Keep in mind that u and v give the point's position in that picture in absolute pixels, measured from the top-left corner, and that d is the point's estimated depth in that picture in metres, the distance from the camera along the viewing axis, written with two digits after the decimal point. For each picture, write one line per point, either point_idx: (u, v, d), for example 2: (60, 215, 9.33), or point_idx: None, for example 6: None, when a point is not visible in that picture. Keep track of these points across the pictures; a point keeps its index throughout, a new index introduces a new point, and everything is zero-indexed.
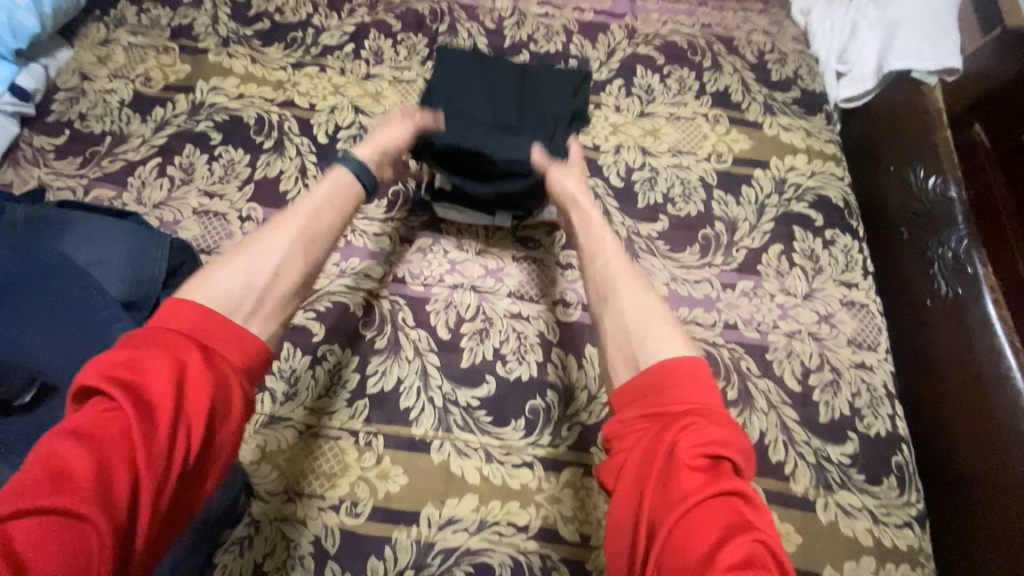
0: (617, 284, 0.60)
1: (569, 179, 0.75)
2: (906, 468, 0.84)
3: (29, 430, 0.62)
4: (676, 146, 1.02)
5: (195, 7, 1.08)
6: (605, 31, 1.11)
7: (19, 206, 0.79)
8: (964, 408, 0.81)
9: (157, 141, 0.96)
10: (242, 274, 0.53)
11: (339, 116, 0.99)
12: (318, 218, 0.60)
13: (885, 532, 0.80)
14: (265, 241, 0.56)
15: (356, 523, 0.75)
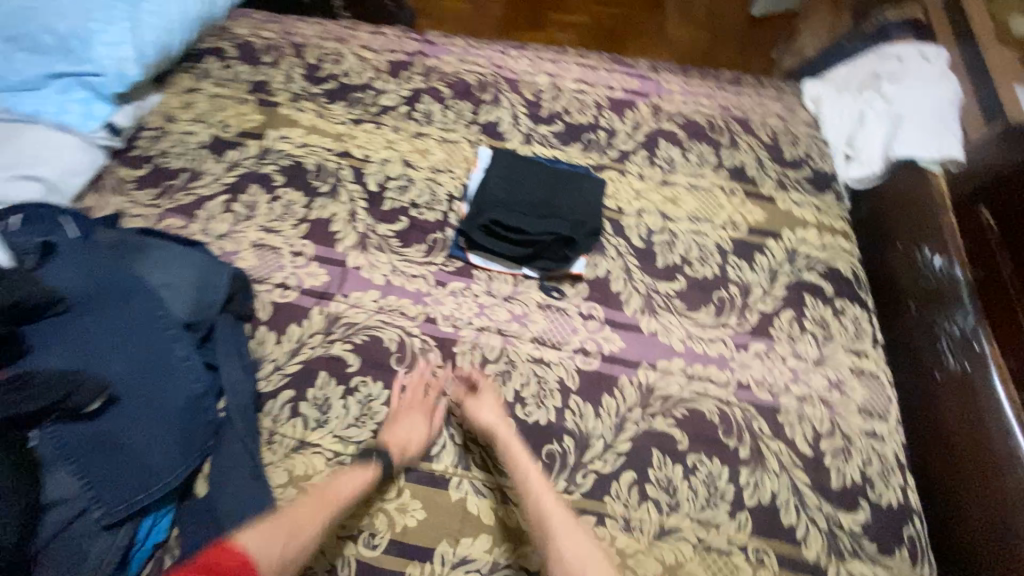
0: (554, 537, 0.75)
1: (488, 410, 0.83)
2: (917, 541, 0.84)
3: (93, 438, 0.70)
4: (694, 213, 1.11)
5: (274, 68, 1.24)
6: (632, 107, 1.24)
7: (106, 227, 0.88)
8: (982, 488, 0.83)
9: (227, 179, 1.06)
10: (275, 547, 0.69)
11: (390, 168, 1.10)
12: (338, 501, 0.75)
13: None
14: (293, 512, 0.73)
15: (373, 556, 0.77)
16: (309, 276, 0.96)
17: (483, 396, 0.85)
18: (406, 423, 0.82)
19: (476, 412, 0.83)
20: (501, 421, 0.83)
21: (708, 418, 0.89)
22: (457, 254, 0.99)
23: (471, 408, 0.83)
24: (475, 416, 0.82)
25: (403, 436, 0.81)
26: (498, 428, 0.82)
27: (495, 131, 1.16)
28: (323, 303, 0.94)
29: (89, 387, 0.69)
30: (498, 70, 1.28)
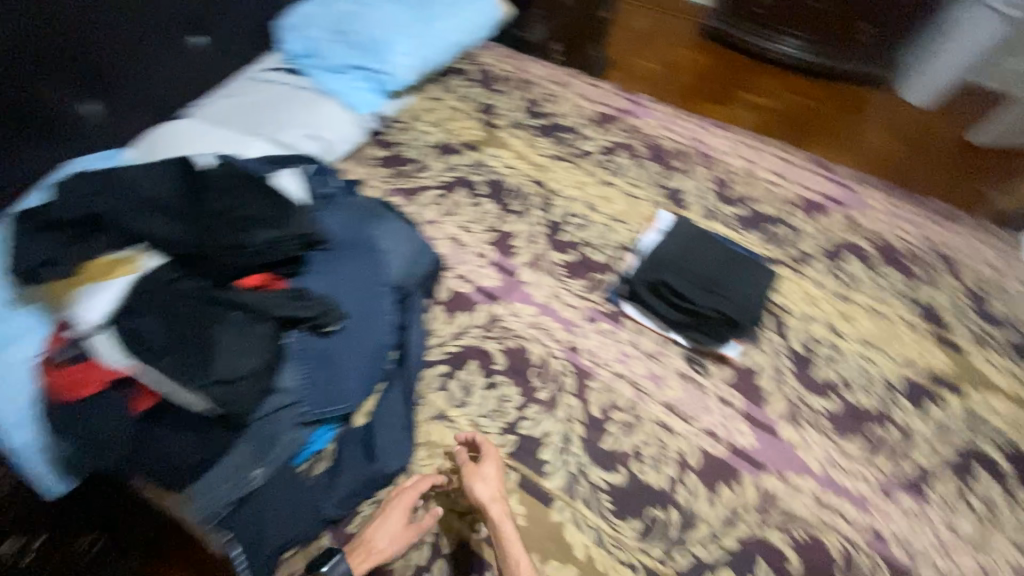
0: None
1: (486, 484, 0.81)
2: None
3: (317, 355, 0.82)
4: (866, 337, 1.06)
5: (503, 97, 1.46)
6: (824, 213, 1.23)
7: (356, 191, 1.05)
8: None
9: (444, 177, 1.27)
10: None
11: (575, 204, 1.21)
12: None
13: None
14: None
15: (471, 538, 0.82)
16: (485, 276, 1.10)
17: (484, 465, 0.83)
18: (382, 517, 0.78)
19: (473, 480, 0.81)
20: (497, 497, 0.81)
21: (829, 553, 0.83)
22: (615, 299, 1.05)
23: (469, 473, 0.82)
24: (470, 487, 0.81)
25: (376, 541, 0.76)
26: (493, 507, 0.80)
27: (679, 198, 1.22)
28: (489, 303, 1.06)
29: (336, 317, 0.82)
30: (696, 143, 1.35)
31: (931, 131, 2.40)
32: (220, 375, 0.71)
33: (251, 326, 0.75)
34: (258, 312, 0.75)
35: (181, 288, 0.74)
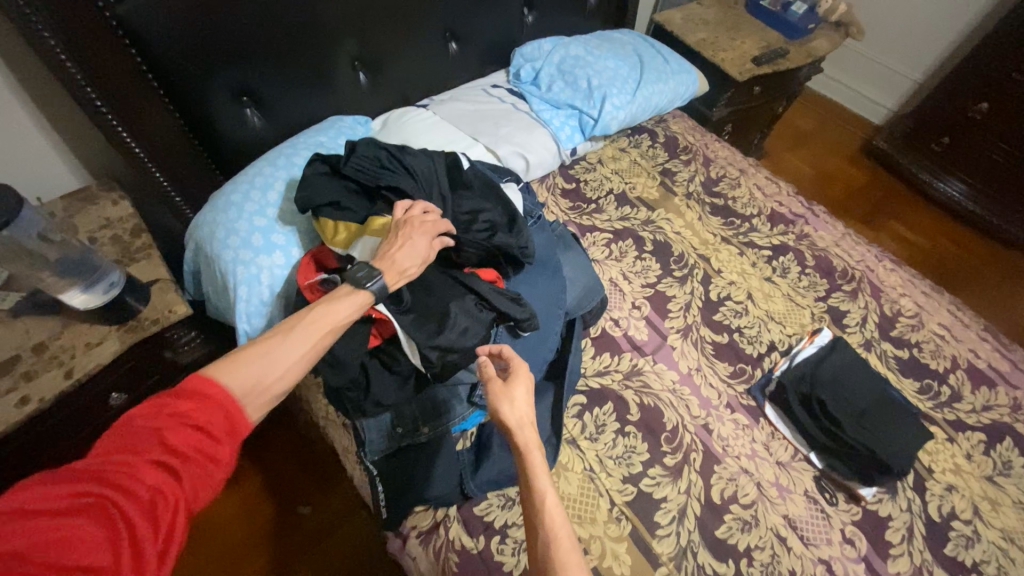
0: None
1: (512, 405, 0.70)
2: None
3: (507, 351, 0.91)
4: (1010, 532, 0.99)
5: (684, 166, 1.53)
6: (990, 385, 1.17)
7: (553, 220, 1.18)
8: None
9: (616, 224, 1.34)
10: (303, 339, 0.67)
11: (734, 290, 1.24)
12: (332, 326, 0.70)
13: None
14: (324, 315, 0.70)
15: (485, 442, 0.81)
16: (637, 328, 1.15)
17: (513, 382, 0.73)
18: (405, 250, 0.80)
19: (500, 400, 0.71)
20: (525, 422, 0.70)
21: None
22: (756, 395, 1.08)
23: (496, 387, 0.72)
24: (496, 406, 0.70)
25: (401, 261, 0.79)
26: (518, 431, 0.69)
27: (839, 320, 1.22)
28: (634, 354, 1.11)
29: (537, 324, 0.88)
30: (868, 271, 1.33)
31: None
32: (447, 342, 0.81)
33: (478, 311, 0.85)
34: (485, 299, 0.85)
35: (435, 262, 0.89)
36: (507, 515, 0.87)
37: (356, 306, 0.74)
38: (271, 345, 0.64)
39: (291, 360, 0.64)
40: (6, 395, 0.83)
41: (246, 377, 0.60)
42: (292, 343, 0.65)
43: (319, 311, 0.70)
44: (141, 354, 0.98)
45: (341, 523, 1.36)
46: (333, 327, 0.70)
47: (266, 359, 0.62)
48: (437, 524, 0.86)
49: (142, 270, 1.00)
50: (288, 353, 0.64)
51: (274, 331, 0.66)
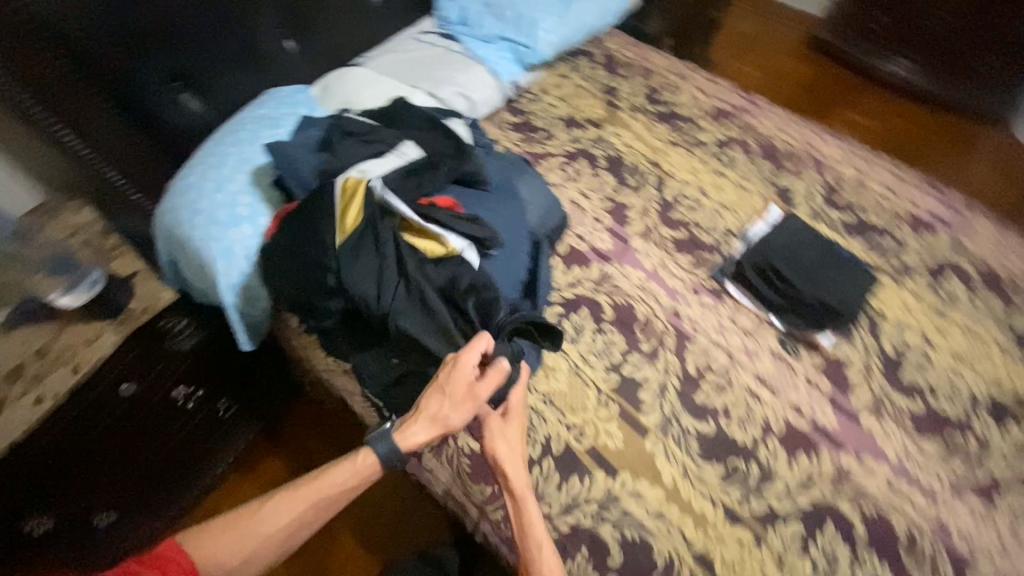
0: None
1: (505, 441, 0.86)
2: None
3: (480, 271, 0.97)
4: (960, 354, 1.08)
5: (626, 81, 1.56)
6: (931, 230, 1.26)
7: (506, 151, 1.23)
8: None
9: (568, 148, 1.38)
10: (292, 507, 0.81)
11: (687, 189, 1.31)
12: (322, 498, 0.82)
13: None
14: (315, 486, 0.82)
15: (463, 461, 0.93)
16: (600, 239, 1.21)
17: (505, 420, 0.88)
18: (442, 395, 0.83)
19: (496, 436, 0.86)
20: (516, 454, 0.86)
21: (894, 531, 0.89)
22: (718, 276, 1.16)
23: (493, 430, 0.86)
24: (493, 443, 0.84)
25: (441, 408, 0.83)
26: (510, 464, 0.84)
27: (787, 197, 1.30)
28: (602, 262, 1.18)
29: (498, 242, 0.96)
30: (810, 149, 1.40)
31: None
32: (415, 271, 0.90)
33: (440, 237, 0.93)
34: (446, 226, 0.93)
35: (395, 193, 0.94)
36: None
37: (358, 472, 0.83)
38: (257, 509, 0.81)
39: (267, 530, 0.79)
40: (21, 397, 0.90)
41: (227, 544, 0.78)
42: (269, 514, 0.80)
43: (306, 483, 0.82)
44: (140, 342, 1.03)
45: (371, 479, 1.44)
46: (317, 499, 0.82)
47: (246, 527, 0.79)
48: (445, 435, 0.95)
49: (120, 266, 1.08)
50: (266, 522, 0.80)
51: (271, 495, 0.83)
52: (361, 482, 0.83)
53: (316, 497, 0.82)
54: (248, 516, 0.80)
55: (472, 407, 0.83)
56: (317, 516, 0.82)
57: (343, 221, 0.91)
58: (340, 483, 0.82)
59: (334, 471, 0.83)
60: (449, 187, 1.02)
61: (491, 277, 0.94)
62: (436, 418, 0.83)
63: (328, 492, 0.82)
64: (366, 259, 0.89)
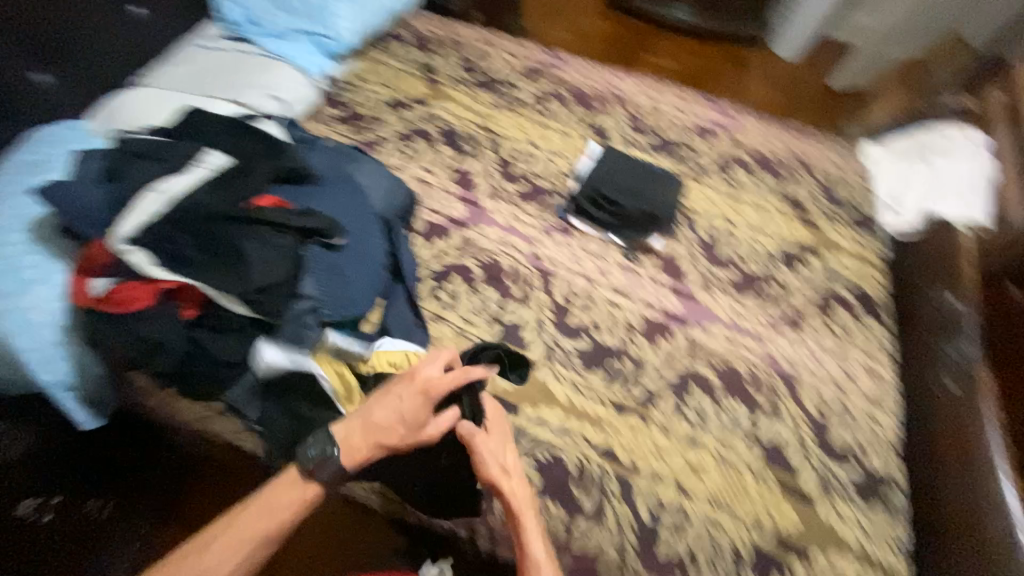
0: None
1: (494, 456, 0.86)
2: (898, 504, 0.96)
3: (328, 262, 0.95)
4: (753, 225, 1.32)
5: (440, 56, 1.60)
6: (715, 136, 1.52)
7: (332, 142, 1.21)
8: (959, 471, 1.01)
9: (400, 129, 1.39)
10: (240, 539, 0.75)
11: (519, 144, 1.41)
12: (272, 524, 0.77)
13: (871, 543, 0.91)
14: (263, 511, 0.78)
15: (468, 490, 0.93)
16: (452, 207, 1.25)
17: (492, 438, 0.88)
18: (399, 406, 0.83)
19: (482, 452, 0.86)
20: (509, 468, 0.87)
21: (740, 374, 1.07)
22: (563, 215, 1.29)
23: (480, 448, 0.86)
24: (479, 458, 0.85)
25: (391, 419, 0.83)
26: (502, 477, 0.85)
27: (603, 133, 1.47)
28: (460, 228, 1.22)
29: (341, 229, 0.94)
30: (612, 89, 1.60)
31: (807, 64, 2.70)
32: (257, 277, 0.84)
33: (275, 238, 0.88)
34: (278, 224, 0.89)
35: (211, 204, 0.88)
36: None
37: (307, 499, 0.80)
38: (198, 549, 0.74)
39: (216, 569, 0.73)
40: None
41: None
42: (216, 553, 0.74)
43: (254, 516, 0.77)
44: None
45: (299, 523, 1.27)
46: (268, 528, 0.77)
47: (192, 568, 0.72)
48: None
49: None
50: (213, 560, 0.73)
51: (214, 529, 0.76)
52: (312, 504, 0.81)
53: (267, 526, 0.77)
54: (189, 556, 0.74)
55: (428, 436, 0.84)
56: (268, 545, 0.77)
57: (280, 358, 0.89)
58: (291, 515, 0.79)
59: (284, 492, 0.79)
60: (269, 186, 0.98)
61: (343, 273, 0.94)
62: (382, 434, 0.83)
63: (279, 525, 0.77)
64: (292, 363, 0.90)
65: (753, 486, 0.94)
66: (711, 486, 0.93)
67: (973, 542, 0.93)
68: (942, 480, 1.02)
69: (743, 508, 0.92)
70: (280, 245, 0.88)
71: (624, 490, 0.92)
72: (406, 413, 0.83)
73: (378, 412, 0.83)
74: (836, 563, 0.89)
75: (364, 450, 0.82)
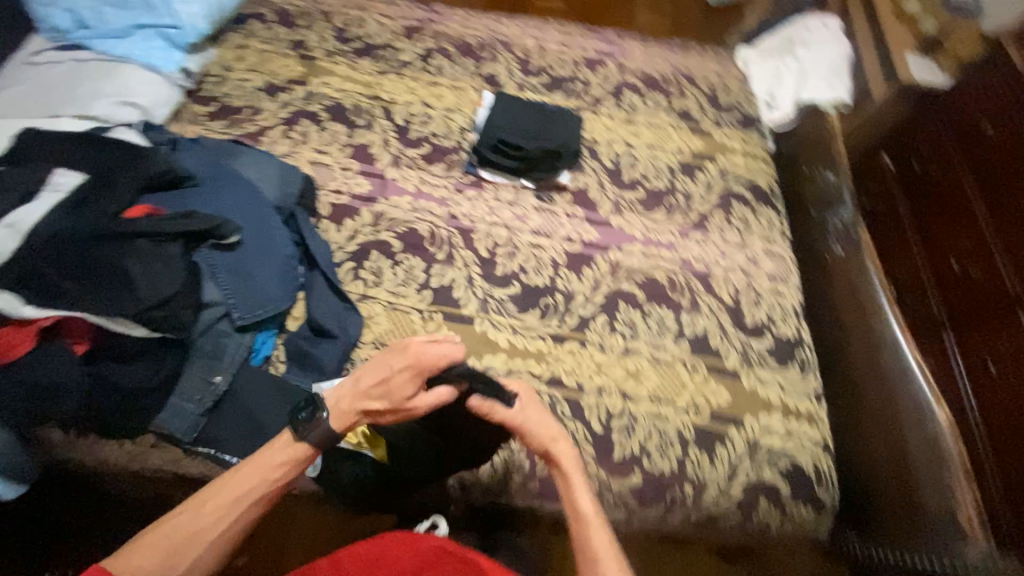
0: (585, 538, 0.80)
1: (540, 427, 0.88)
2: (808, 360, 1.10)
3: (226, 261, 0.92)
4: (651, 144, 1.38)
5: (308, 29, 1.50)
6: (602, 65, 1.55)
7: (207, 140, 1.13)
8: (856, 319, 1.15)
9: (282, 114, 1.31)
10: (234, 490, 0.73)
11: (412, 108, 1.37)
12: (267, 477, 0.76)
13: (790, 397, 1.05)
14: (257, 463, 0.76)
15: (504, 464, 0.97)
16: (356, 185, 1.21)
17: (530, 410, 0.89)
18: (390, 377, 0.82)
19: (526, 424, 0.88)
20: (557, 436, 0.88)
21: (660, 282, 1.15)
22: (470, 170, 1.28)
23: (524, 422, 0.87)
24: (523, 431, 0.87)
25: (374, 389, 0.82)
26: (553, 445, 0.87)
27: (494, 82, 1.46)
28: (369, 205, 1.19)
29: (232, 224, 0.91)
30: (495, 36, 1.57)
31: None
32: (144, 291, 0.79)
33: (157, 248, 0.83)
34: (156, 232, 0.84)
35: (69, 228, 0.80)
36: None
37: (297, 458, 0.78)
38: (192, 503, 0.72)
39: (208, 530, 0.71)
40: None
41: (157, 557, 0.68)
42: (206, 516, 0.71)
43: (243, 477, 0.74)
44: None
45: (287, 527, 1.19)
46: (264, 478, 0.76)
47: (180, 532, 0.69)
48: None
49: None
50: (202, 522, 0.71)
51: (209, 486, 0.74)
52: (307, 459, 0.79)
53: (262, 478, 0.76)
54: (183, 511, 0.71)
55: (411, 408, 0.83)
56: (264, 498, 0.76)
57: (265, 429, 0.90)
58: (282, 473, 0.77)
59: (276, 447, 0.78)
60: (140, 198, 0.92)
61: (247, 270, 0.93)
62: (369, 402, 0.82)
63: (269, 483, 0.76)
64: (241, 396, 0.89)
65: (687, 377, 1.04)
66: (652, 386, 1.02)
67: (878, 380, 1.06)
68: (852, 333, 1.15)
69: (682, 397, 1.01)
70: (164, 254, 0.83)
71: (575, 409, 0.99)
72: (394, 385, 0.82)
73: (366, 378, 0.82)
74: (765, 422, 1.01)
75: (352, 414, 0.82)
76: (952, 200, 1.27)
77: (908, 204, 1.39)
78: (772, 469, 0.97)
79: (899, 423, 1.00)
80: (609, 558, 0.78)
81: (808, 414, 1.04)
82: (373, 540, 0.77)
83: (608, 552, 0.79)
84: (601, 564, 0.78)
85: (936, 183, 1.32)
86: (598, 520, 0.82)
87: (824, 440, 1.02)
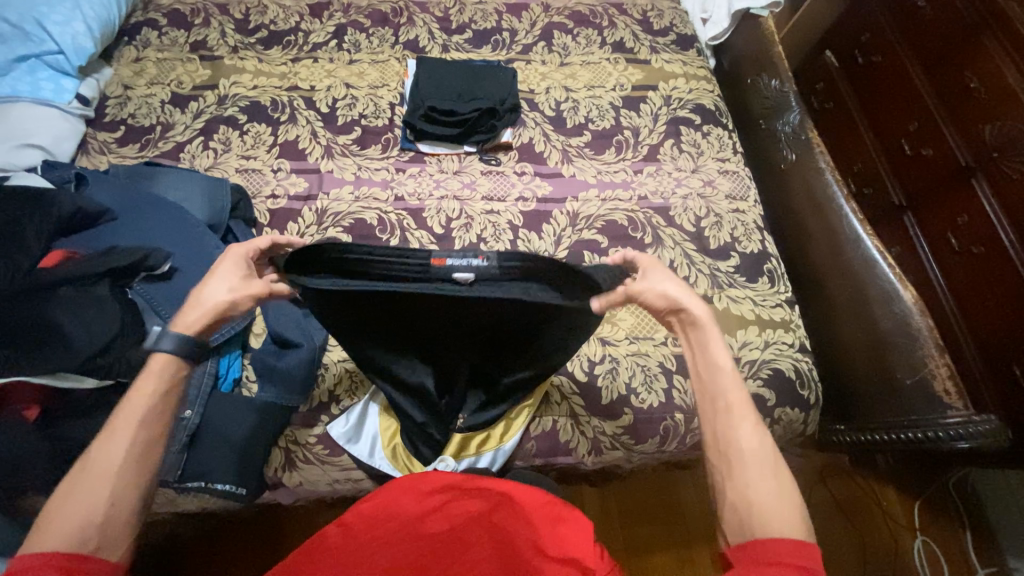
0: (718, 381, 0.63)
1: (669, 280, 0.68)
2: (774, 270, 1.11)
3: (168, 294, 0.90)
4: (589, 83, 1.33)
5: (206, 27, 1.37)
6: (527, 9, 1.46)
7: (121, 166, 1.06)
8: (815, 219, 1.16)
9: (197, 125, 1.22)
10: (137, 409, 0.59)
11: (335, 92, 1.28)
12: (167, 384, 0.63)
13: (765, 310, 1.06)
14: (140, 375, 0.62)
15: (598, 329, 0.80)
16: (292, 185, 1.15)
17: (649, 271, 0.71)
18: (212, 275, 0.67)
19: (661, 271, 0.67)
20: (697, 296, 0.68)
21: (620, 223, 1.14)
22: (408, 146, 1.22)
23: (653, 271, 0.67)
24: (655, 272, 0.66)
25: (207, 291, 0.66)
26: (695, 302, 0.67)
27: (416, 48, 1.37)
28: (309, 203, 1.13)
29: (161, 253, 0.88)
30: None
31: None
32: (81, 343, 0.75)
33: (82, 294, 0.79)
34: (77, 278, 0.80)
35: None
36: (326, 385, 0.97)
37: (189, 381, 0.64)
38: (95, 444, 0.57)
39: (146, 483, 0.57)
40: None
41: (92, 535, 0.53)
42: (135, 478, 0.57)
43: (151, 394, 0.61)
44: None
45: (310, 522, 1.20)
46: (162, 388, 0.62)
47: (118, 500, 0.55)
48: (288, 452, 0.93)
49: None
50: (111, 483, 0.55)
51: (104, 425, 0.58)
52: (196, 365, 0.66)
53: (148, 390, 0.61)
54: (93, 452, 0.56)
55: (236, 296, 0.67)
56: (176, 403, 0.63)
57: (250, 449, 0.89)
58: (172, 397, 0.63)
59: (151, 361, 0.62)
60: (56, 246, 0.88)
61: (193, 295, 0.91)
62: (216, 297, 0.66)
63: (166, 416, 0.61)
64: (220, 421, 0.88)
65: None
66: (626, 327, 1.04)
67: (842, 268, 1.08)
68: (812, 234, 1.16)
69: (659, 332, 1.04)
70: (94, 299, 0.80)
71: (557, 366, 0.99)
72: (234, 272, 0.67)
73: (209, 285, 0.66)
74: (743, 339, 1.03)
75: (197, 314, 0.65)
76: (896, 80, 1.25)
77: (855, 93, 1.37)
78: (755, 381, 1.00)
79: (867, 305, 1.03)
80: (741, 403, 0.61)
81: (784, 323, 1.05)
82: (374, 495, 0.68)
83: (738, 398, 0.61)
84: (734, 413, 0.60)
85: (878, 68, 1.30)
86: (727, 369, 0.63)
87: (801, 344, 1.04)
